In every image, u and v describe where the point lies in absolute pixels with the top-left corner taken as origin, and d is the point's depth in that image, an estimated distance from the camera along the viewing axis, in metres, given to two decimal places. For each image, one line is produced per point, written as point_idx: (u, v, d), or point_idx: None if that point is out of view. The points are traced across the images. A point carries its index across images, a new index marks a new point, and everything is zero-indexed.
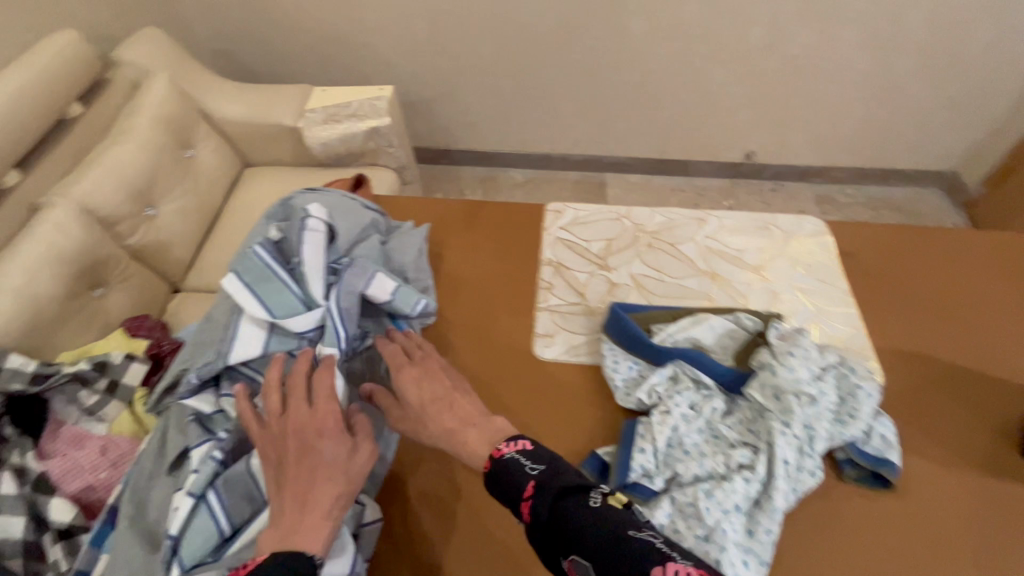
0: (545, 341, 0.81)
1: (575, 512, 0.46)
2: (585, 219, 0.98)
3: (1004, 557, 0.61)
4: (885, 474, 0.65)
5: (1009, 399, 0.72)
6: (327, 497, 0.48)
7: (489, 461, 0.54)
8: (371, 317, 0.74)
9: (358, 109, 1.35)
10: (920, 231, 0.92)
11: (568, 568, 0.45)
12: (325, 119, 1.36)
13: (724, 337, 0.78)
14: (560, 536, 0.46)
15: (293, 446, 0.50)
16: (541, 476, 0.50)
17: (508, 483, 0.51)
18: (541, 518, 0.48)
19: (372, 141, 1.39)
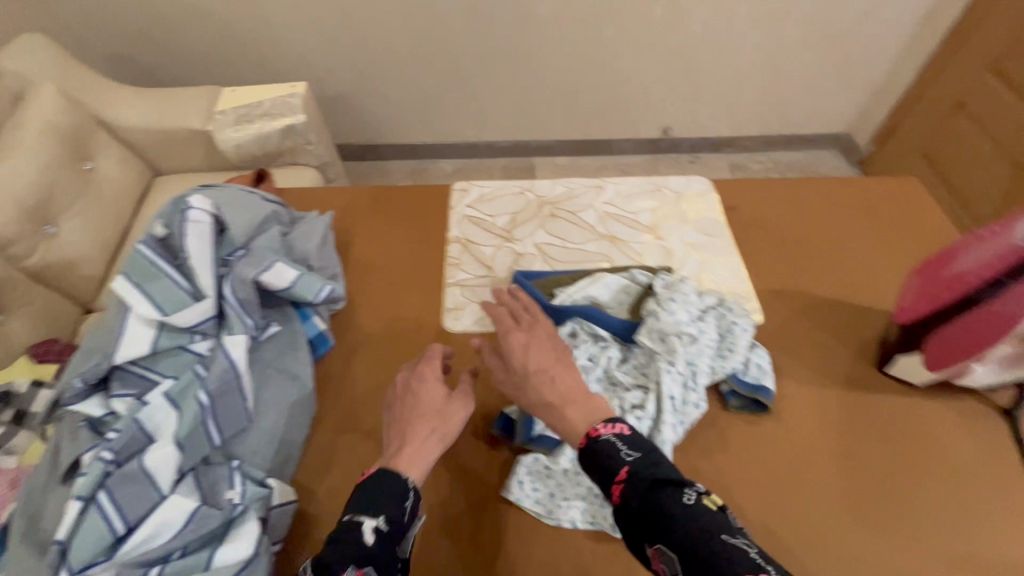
0: (454, 314, 0.84)
1: (668, 505, 0.47)
2: (489, 194, 1.00)
3: (864, 455, 0.70)
4: (761, 399, 0.72)
5: (869, 320, 0.81)
6: (424, 434, 0.61)
7: (584, 437, 0.55)
8: (275, 308, 0.75)
9: (270, 108, 1.32)
10: (795, 182, 1.01)
11: (654, 557, 0.47)
12: (237, 120, 1.33)
13: (620, 292, 0.82)
14: (651, 524, 0.47)
15: (399, 397, 0.66)
16: (638, 465, 0.51)
17: (604, 465, 0.53)
18: (630, 506, 0.49)
19: (288, 139, 1.36)
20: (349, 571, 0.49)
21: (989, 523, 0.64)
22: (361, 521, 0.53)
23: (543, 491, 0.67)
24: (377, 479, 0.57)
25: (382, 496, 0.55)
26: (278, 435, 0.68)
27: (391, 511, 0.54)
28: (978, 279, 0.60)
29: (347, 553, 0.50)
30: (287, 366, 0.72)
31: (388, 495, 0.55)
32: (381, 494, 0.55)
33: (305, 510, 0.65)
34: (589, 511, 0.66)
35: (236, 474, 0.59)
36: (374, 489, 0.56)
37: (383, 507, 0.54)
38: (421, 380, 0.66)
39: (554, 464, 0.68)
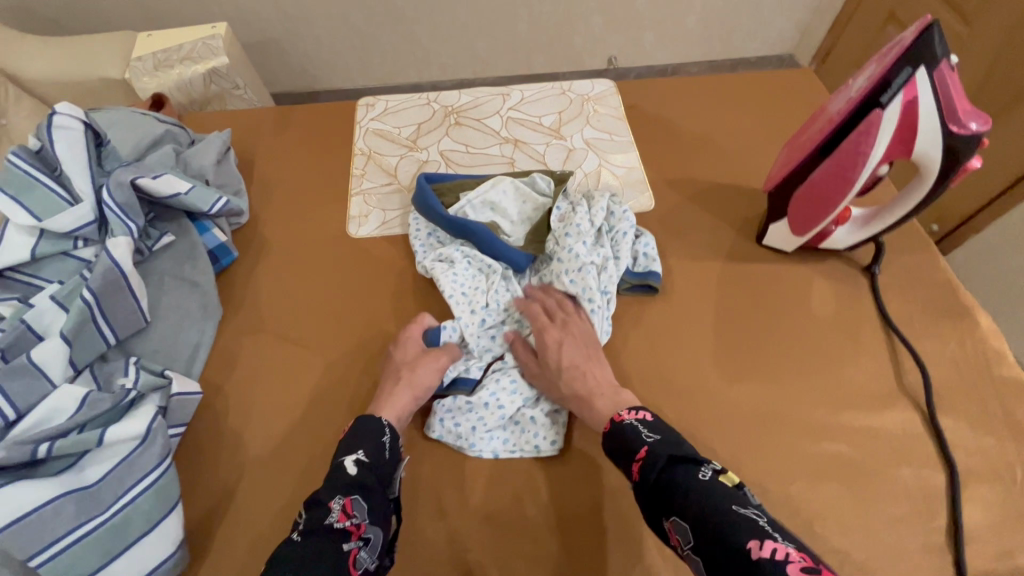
0: (359, 222, 0.85)
1: (678, 479, 0.49)
2: (395, 107, 1.00)
3: (740, 317, 0.75)
4: (648, 283, 0.76)
5: (752, 201, 0.86)
6: (405, 395, 0.65)
7: (609, 423, 0.59)
8: (170, 220, 0.76)
9: (191, 53, 1.31)
10: (700, 82, 1.03)
11: (669, 531, 0.48)
12: (157, 66, 1.30)
13: (520, 202, 0.83)
14: (663, 497, 0.49)
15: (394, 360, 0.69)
16: (657, 444, 0.54)
17: (625, 448, 0.56)
18: (646, 485, 0.52)
19: (213, 83, 1.36)
20: (337, 500, 0.53)
21: (842, 362, 0.71)
22: (344, 461, 0.57)
23: (464, 426, 0.66)
24: (357, 425, 0.61)
25: (360, 439, 0.60)
26: (181, 335, 0.70)
27: (371, 447, 0.59)
28: (820, 136, 0.65)
29: (333, 488, 0.54)
30: (186, 273, 0.74)
31: (369, 438, 0.60)
32: (361, 438, 0.60)
33: (211, 401, 0.68)
34: (510, 440, 0.67)
35: (132, 366, 0.62)
36: (356, 435, 0.60)
37: (361, 444, 0.59)
38: (401, 348, 0.70)
39: (472, 398, 0.67)
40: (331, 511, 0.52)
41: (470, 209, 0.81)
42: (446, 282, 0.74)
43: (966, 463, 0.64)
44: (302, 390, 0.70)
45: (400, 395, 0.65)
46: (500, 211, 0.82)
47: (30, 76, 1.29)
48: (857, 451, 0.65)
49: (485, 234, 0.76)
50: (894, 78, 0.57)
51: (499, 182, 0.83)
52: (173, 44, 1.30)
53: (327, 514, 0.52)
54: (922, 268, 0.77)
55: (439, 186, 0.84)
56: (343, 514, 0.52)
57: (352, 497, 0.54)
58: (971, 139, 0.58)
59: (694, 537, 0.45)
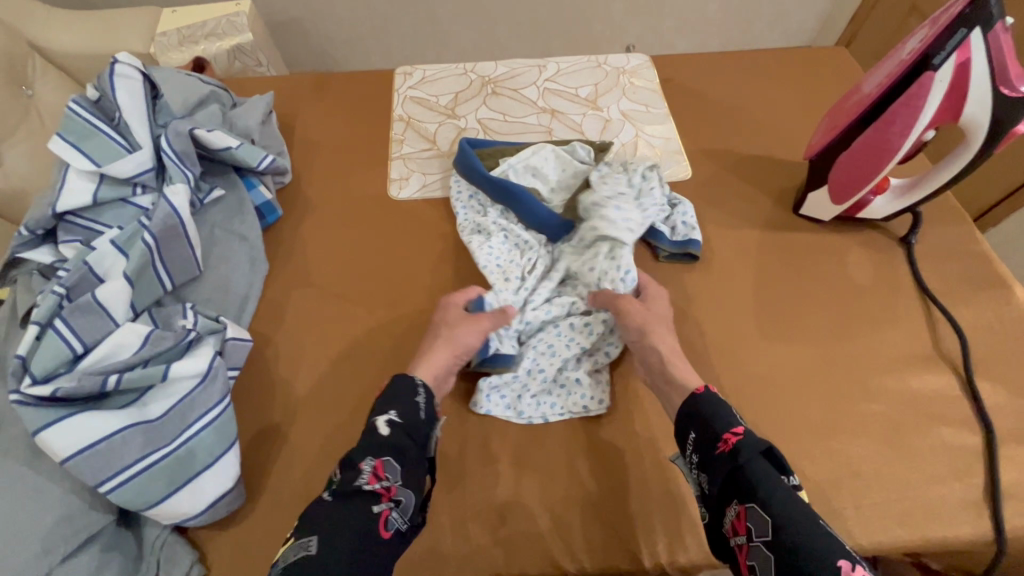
0: (399, 184, 0.87)
1: (768, 474, 0.47)
2: (432, 76, 1.01)
3: (778, 283, 0.76)
4: (689, 251, 0.77)
5: (787, 173, 0.87)
6: (446, 357, 0.63)
7: (704, 388, 0.56)
8: (219, 175, 0.77)
9: (214, 29, 1.34)
10: (733, 58, 1.03)
11: (737, 515, 0.47)
12: (181, 42, 1.32)
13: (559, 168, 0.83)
14: (745, 482, 0.47)
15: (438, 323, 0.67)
16: (753, 430, 0.51)
17: (710, 418, 0.53)
18: (726, 463, 0.49)
19: (237, 61, 1.38)
20: (368, 461, 0.51)
21: (879, 327, 0.72)
22: (377, 419, 0.55)
23: (511, 395, 0.68)
24: (394, 385, 0.59)
25: (393, 398, 0.57)
26: (230, 286, 0.72)
27: (402, 408, 0.56)
28: (868, 100, 0.66)
29: (364, 449, 0.52)
30: (235, 227, 0.75)
31: (402, 397, 0.57)
32: (394, 396, 0.57)
33: (261, 351, 0.70)
34: (558, 403, 0.68)
35: (190, 310, 0.64)
36: (390, 395, 0.58)
37: (394, 404, 0.56)
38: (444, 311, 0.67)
39: (517, 369, 0.68)
40: (362, 473, 0.50)
41: (512, 173, 0.82)
42: (481, 255, 0.75)
43: (1003, 425, 0.65)
44: (349, 341, 0.71)
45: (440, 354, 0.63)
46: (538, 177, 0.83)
47: (61, 48, 1.30)
48: (895, 411, 0.66)
49: (526, 199, 0.77)
50: (949, 39, 0.58)
51: (539, 149, 0.83)
52: (195, 21, 1.34)
53: (357, 476, 0.50)
54: (958, 239, 0.78)
55: (482, 150, 0.85)
56: (374, 476, 0.51)
57: (384, 459, 0.52)
58: (1020, 102, 0.59)
59: (771, 532, 0.44)
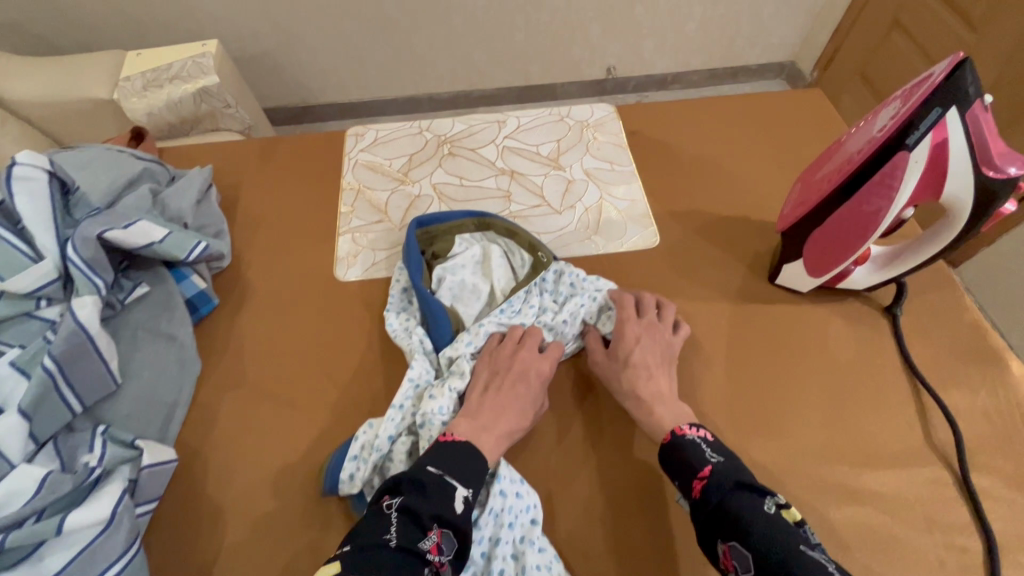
0: (347, 263, 0.81)
1: (745, 509, 0.49)
2: (385, 137, 0.96)
3: (754, 365, 0.70)
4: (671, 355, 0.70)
5: (761, 236, 0.82)
6: (511, 428, 0.60)
7: (669, 433, 0.57)
8: (145, 268, 0.71)
9: (180, 71, 1.26)
10: (703, 104, 0.98)
11: (724, 554, 0.49)
12: (146, 86, 1.25)
13: (490, 277, 0.74)
14: (727, 521, 0.49)
15: (510, 375, 0.62)
16: (722, 466, 0.53)
17: (684, 461, 0.54)
18: (704, 505, 0.51)
19: (204, 103, 1.30)
20: (435, 529, 0.50)
21: (864, 412, 0.66)
22: (453, 487, 0.53)
23: None
24: (470, 453, 0.55)
25: (470, 469, 0.54)
26: (156, 395, 0.66)
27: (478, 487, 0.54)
28: (839, 176, 0.60)
29: (432, 509, 0.50)
30: (161, 327, 0.69)
31: (477, 471, 0.54)
32: (473, 468, 0.54)
33: (188, 467, 0.63)
34: None
35: (98, 439, 0.57)
36: (466, 461, 0.54)
37: (474, 480, 0.54)
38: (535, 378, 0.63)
39: None
40: (428, 539, 0.49)
41: (448, 277, 0.72)
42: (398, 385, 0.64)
43: (1005, 528, 0.59)
44: (280, 457, 0.64)
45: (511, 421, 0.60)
46: (470, 290, 0.73)
47: (19, 96, 1.24)
48: (884, 516, 0.60)
49: (441, 315, 0.66)
50: (923, 117, 0.53)
51: (485, 250, 0.75)
52: (162, 63, 1.26)
53: (422, 540, 0.49)
54: (946, 308, 0.73)
55: (433, 233, 0.76)
56: (435, 547, 0.49)
57: (446, 532, 0.50)
58: (1008, 183, 0.53)
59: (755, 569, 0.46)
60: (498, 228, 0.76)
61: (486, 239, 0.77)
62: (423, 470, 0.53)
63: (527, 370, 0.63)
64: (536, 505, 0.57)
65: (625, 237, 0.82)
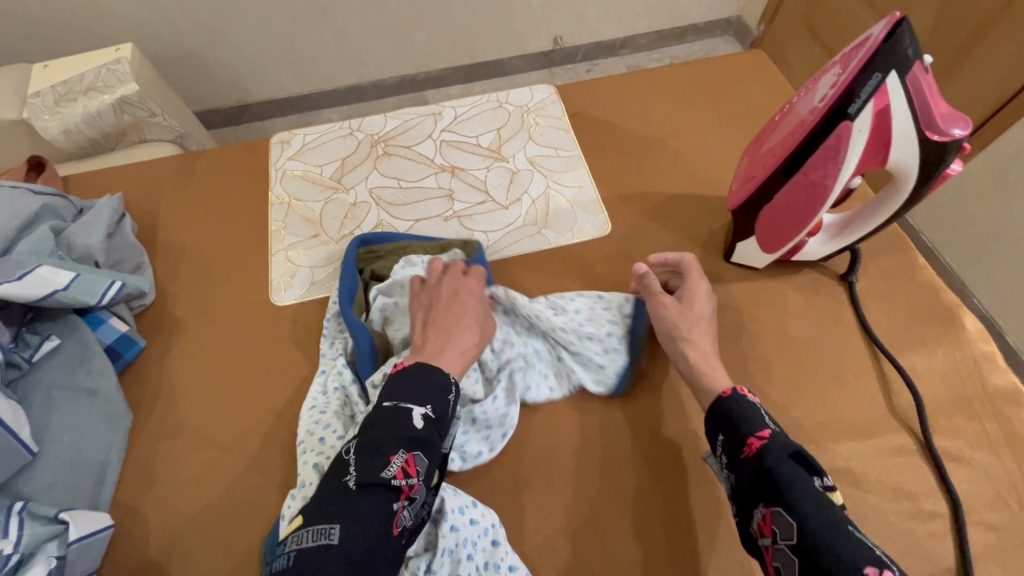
0: (282, 285, 0.75)
1: (798, 476, 0.47)
2: (314, 142, 0.89)
3: (717, 348, 0.68)
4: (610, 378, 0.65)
5: (712, 212, 0.79)
6: (463, 342, 0.59)
7: (731, 389, 0.55)
8: (53, 318, 0.65)
9: (94, 81, 1.13)
10: (646, 76, 0.94)
11: (763, 517, 0.47)
12: (58, 101, 1.12)
13: None
14: (776, 484, 0.47)
15: (443, 297, 0.62)
16: (780, 435, 0.51)
17: (742, 417, 0.52)
18: (753, 463, 0.49)
19: (126, 114, 1.17)
20: (400, 453, 0.49)
21: (826, 387, 0.65)
22: (410, 410, 0.52)
23: None
24: (425, 370, 0.55)
25: (422, 387, 0.54)
26: (82, 458, 0.60)
27: (438, 402, 0.54)
28: (784, 150, 0.58)
29: (396, 438, 0.50)
30: (77, 381, 0.63)
31: (433, 389, 0.54)
32: (427, 386, 0.54)
33: (126, 531, 0.59)
34: None
35: (14, 518, 0.52)
36: (416, 382, 0.54)
37: (428, 395, 0.53)
38: (468, 293, 0.63)
39: None
40: (392, 464, 0.49)
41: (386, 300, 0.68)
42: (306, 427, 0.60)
43: (970, 489, 0.59)
44: (226, 507, 0.60)
45: (465, 337, 0.59)
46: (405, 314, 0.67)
47: None
48: (854, 490, 0.59)
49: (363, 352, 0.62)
50: (862, 86, 0.50)
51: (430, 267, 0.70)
52: (72, 74, 1.12)
53: (386, 467, 0.48)
54: (899, 271, 0.72)
55: (376, 250, 0.73)
56: (402, 471, 0.49)
57: (415, 453, 0.50)
58: (952, 146, 0.51)
59: (796, 537, 0.44)
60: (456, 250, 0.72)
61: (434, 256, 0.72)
62: (379, 408, 0.52)
63: (459, 290, 0.62)
64: (495, 525, 0.55)
65: (576, 228, 0.79)
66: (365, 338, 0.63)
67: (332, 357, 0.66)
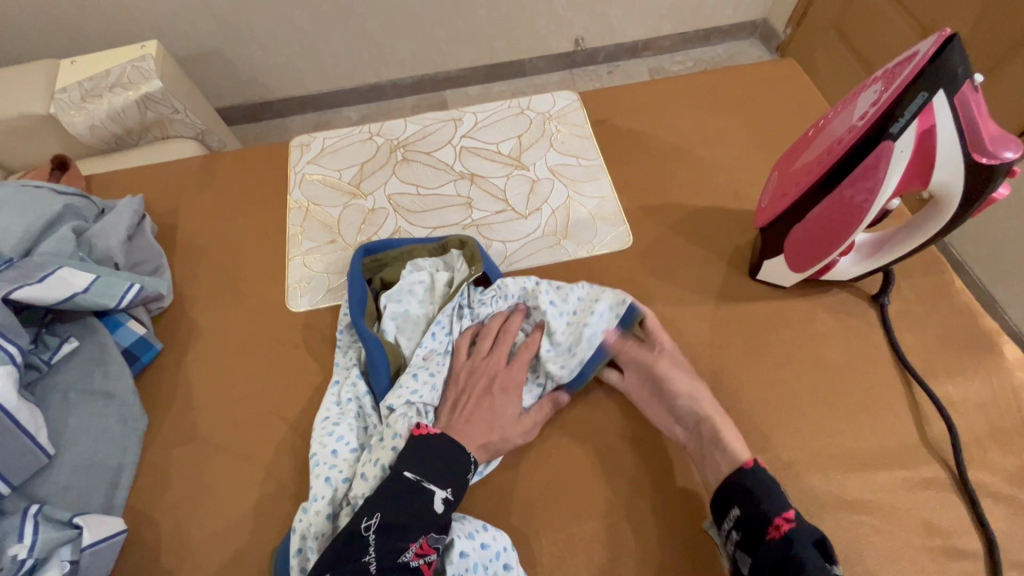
0: (299, 291, 0.75)
1: (822, 568, 0.46)
2: (333, 145, 0.88)
3: (741, 370, 0.66)
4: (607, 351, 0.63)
5: (736, 226, 0.77)
6: (489, 432, 0.59)
7: (753, 461, 0.54)
8: (73, 321, 0.65)
9: (120, 78, 1.14)
10: (671, 83, 0.92)
11: None
12: (85, 97, 1.14)
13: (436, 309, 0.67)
14: (799, 574, 0.46)
15: (481, 387, 0.62)
16: (802, 517, 0.50)
17: (764, 494, 0.51)
18: (778, 550, 0.48)
19: (150, 111, 1.18)
20: (417, 537, 0.51)
21: (855, 414, 0.63)
22: (432, 491, 0.54)
23: None
24: (450, 450, 0.56)
25: (447, 468, 0.55)
26: (97, 462, 0.60)
27: (457, 483, 0.55)
28: (819, 167, 0.55)
29: (417, 521, 0.52)
30: (96, 384, 0.63)
31: (454, 469, 0.55)
32: (448, 467, 0.55)
33: (140, 536, 0.59)
34: None
35: (29, 522, 0.52)
36: (440, 461, 0.55)
37: (450, 478, 0.55)
38: (504, 392, 0.61)
39: None
40: (409, 548, 0.50)
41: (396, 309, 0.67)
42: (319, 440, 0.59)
43: (1006, 527, 0.56)
44: (238, 515, 0.60)
45: (510, 407, 0.61)
46: (413, 322, 0.66)
47: None
48: (881, 523, 0.57)
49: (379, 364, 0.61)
50: (906, 104, 0.48)
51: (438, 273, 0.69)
52: (98, 70, 1.14)
53: (404, 552, 0.50)
54: (934, 293, 0.69)
55: (382, 259, 0.71)
56: (418, 552, 0.51)
57: (431, 536, 0.51)
58: (1001, 169, 0.48)
59: None
60: (456, 248, 0.71)
61: (438, 261, 0.71)
62: (401, 478, 0.54)
63: (497, 385, 0.62)
64: (507, 548, 0.53)
65: (597, 240, 0.77)
66: (380, 355, 0.62)
67: (344, 366, 0.66)
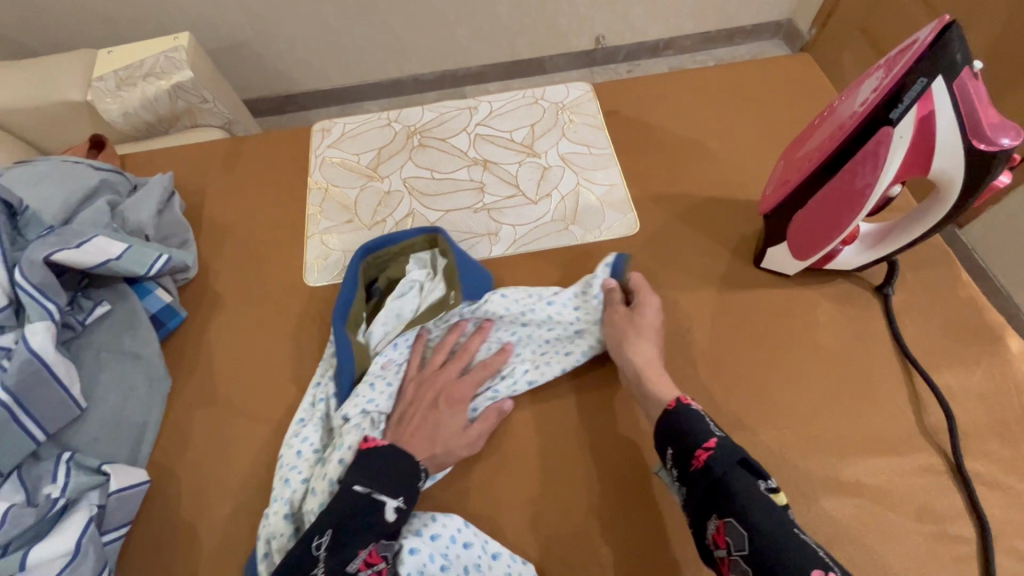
0: (316, 267, 0.78)
1: (744, 486, 0.48)
2: (353, 131, 0.91)
3: (741, 355, 0.67)
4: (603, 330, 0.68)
5: (744, 217, 0.78)
6: (432, 445, 0.60)
7: (674, 401, 0.56)
8: (105, 286, 0.69)
9: (153, 69, 1.19)
10: (686, 77, 0.93)
11: (716, 529, 0.48)
12: (120, 84, 1.19)
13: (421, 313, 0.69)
14: (723, 496, 0.48)
15: (428, 399, 0.63)
16: (725, 442, 0.51)
17: (686, 430, 0.53)
18: (703, 477, 0.50)
19: (180, 100, 1.23)
20: (364, 547, 0.52)
21: (854, 401, 0.64)
22: (381, 501, 0.54)
23: None
24: (394, 461, 0.57)
25: (395, 478, 0.56)
26: (124, 418, 0.64)
27: (408, 491, 0.56)
28: (820, 154, 0.57)
29: (367, 530, 0.53)
30: (125, 346, 0.67)
31: (403, 479, 0.56)
32: (393, 475, 0.56)
33: (161, 488, 0.63)
34: None
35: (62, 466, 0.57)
36: (388, 472, 0.56)
37: (400, 486, 0.56)
38: (450, 406, 0.62)
39: None
40: (357, 558, 0.52)
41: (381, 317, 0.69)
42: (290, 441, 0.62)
43: (1001, 517, 0.57)
44: (252, 473, 0.63)
45: (454, 422, 0.62)
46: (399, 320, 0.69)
47: None
48: (874, 507, 0.58)
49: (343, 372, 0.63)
50: (905, 90, 0.49)
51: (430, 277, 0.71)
52: (133, 60, 1.19)
53: (351, 562, 0.51)
54: (940, 287, 0.70)
55: (381, 257, 0.72)
56: (366, 561, 0.52)
57: (379, 544, 0.53)
58: (1000, 156, 0.49)
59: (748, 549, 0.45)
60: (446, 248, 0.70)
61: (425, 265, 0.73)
62: (350, 491, 0.54)
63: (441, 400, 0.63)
64: (461, 528, 0.56)
65: (604, 226, 0.79)
66: (347, 363, 0.63)
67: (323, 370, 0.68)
